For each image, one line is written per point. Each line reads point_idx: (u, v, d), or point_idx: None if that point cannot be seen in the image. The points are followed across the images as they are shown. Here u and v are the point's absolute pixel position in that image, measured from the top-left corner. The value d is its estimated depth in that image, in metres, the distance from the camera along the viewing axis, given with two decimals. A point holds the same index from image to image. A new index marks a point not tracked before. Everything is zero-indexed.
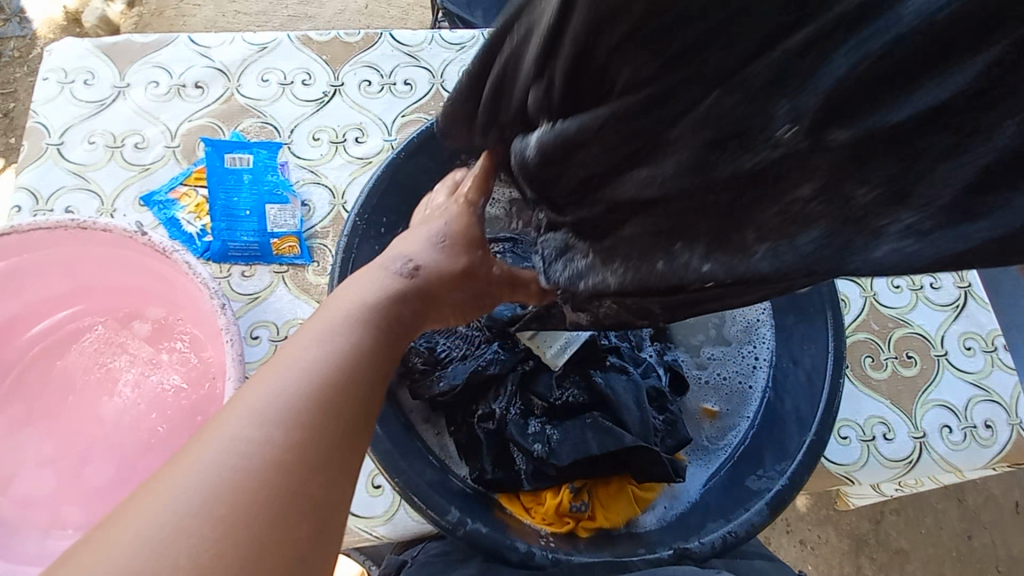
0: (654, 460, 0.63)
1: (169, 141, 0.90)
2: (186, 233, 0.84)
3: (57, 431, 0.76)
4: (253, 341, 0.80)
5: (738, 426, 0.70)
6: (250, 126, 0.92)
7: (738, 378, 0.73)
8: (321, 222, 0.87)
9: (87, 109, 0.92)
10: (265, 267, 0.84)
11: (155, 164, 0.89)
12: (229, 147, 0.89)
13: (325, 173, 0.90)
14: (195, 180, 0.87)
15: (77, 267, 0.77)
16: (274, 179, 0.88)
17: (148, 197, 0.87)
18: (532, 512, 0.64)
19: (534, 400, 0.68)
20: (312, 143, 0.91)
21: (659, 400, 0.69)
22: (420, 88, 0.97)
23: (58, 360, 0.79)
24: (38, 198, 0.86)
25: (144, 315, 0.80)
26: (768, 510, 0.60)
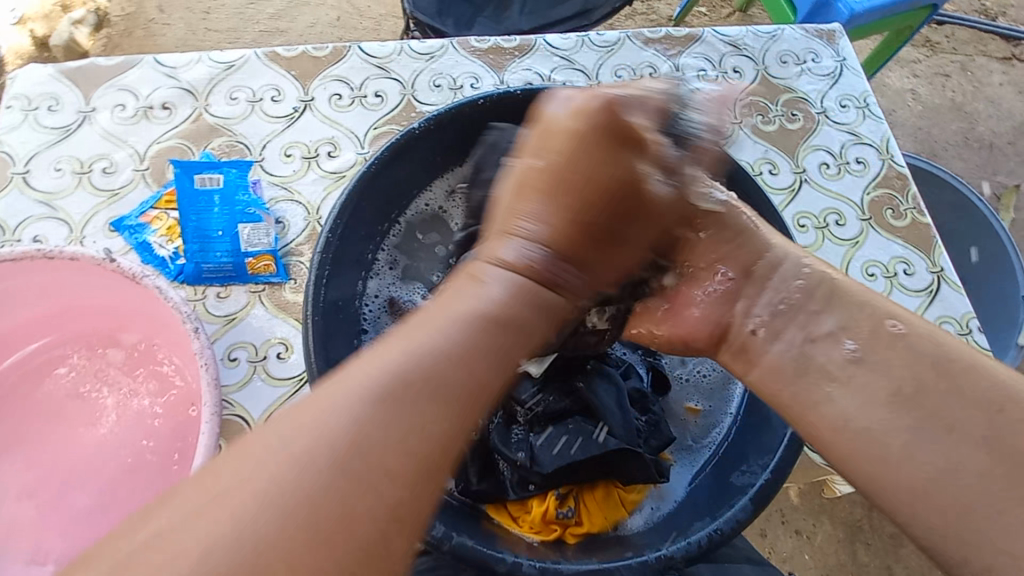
0: (639, 462, 0.64)
1: (138, 164, 0.89)
2: (158, 257, 0.83)
3: (33, 468, 0.74)
4: (231, 363, 0.79)
5: (721, 422, 0.70)
6: (221, 146, 0.91)
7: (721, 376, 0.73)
8: (296, 238, 0.86)
9: (52, 135, 0.90)
10: (241, 287, 0.83)
11: (124, 188, 0.87)
12: (198, 167, 0.87)
13: (298, 189, 0.89)
14: (165, 203, 0.86)
15: (48, 296, 0.76)
16: (246, 197, 0.87)
17: (119, 222, 0.85)
18: (520, 522, 0.63)
19: (515, 407, 0.68)
20: (284, 160, 0.91)
21: (641, 401, 0.70)
22: (391, 100, 0.97)
23: (32, 394, 0.77)
24: (4, 228, 0.84)
25: (119, 343, 0.78)
26: (753, 505, 0.59)
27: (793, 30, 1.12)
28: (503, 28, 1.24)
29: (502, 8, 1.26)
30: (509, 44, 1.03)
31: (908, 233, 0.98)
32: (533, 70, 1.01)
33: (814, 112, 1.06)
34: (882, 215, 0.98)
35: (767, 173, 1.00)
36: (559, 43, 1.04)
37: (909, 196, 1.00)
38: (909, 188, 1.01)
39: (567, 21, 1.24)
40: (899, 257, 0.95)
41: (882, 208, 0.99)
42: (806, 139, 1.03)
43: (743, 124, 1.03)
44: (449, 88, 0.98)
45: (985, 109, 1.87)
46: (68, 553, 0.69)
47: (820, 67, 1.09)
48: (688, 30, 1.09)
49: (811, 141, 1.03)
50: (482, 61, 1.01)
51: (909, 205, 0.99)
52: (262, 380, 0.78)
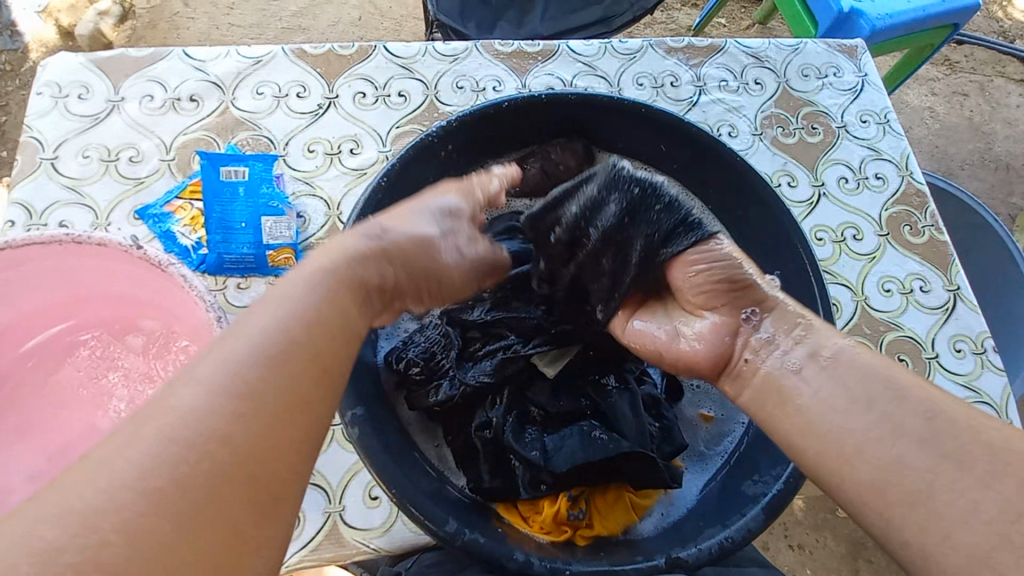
0: (653, 467, 0.64)
1: (164, 154, 0.91)
2: (181, 246, 0.85)
3: (52, 446, 0.75)
4: None
5: (733, 433, 0.71)
6: (246, 139, 0.92)
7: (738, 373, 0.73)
8: (316, 233, 0.88)
9: (81, 122, 0.92)
10: (261, 280, 0.84)
11: (149, 177, 0.89)
12: (223, 159, 0.88)
13: (320, 184, 0.91)
14: (190, 193, 0.88)
15: (76, 279, 0.77)
16: (269, 190, 0.88)
17: (143, 210, 0.87)
18: (530, 522, 0.64)
19: (530, 407, 0.69)
20: (307, 155, 0.92)
21: (655, 406, 0.70)
22: (413, 99, 0.98)
23: (51, 377, 0.78)
24: (31, 212, 0.86)
25: (139, 328, 0.80)
26: (765, 515, 0.59)
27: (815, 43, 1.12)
28: (525, 32, 1.25)
29: (526, 13, 1.27)
30: (533, 49, 1.04)
31: (925, 251, 0.98)
32: (555, 75, 1.02)
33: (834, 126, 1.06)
34: (900, 231, 0.98)
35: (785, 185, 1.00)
36: (582, 49, 1.05)
37: (927, 213, 1.00)
38: (928, 205, 1.01)
39: (590, 28, 1.25)
40: (915, 274, 0.95)
41: (899, 224, 0.99)
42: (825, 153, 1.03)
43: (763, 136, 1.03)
44: (471, 90, 0.99)
45: (1002, 130, 1.86)
46: None
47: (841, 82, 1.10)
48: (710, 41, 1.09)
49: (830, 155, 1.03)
50: (504, 64, 1.02)
51: (927, 223, 0.99)
52: None
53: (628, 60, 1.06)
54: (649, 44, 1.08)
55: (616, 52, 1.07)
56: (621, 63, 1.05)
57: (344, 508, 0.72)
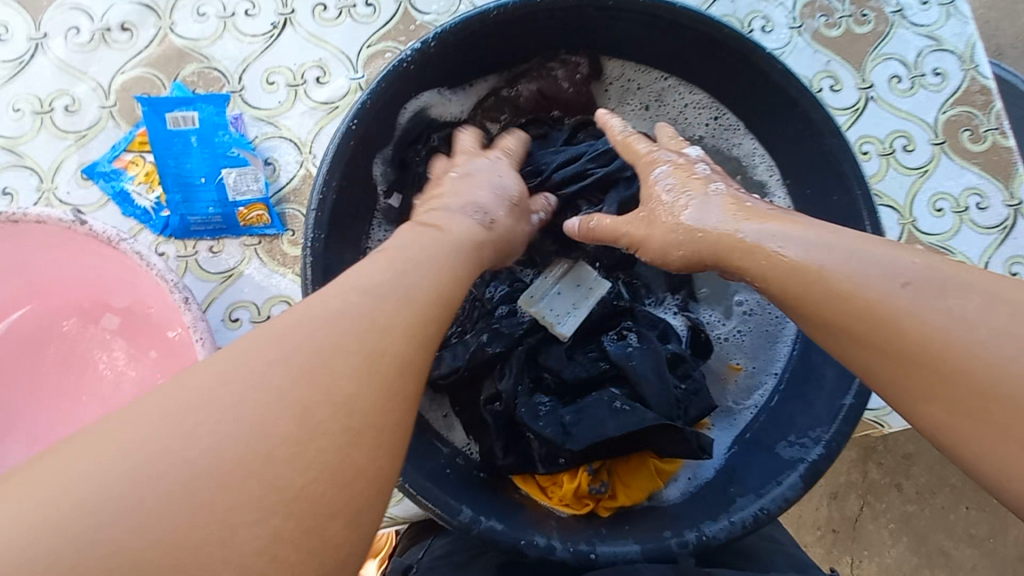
0: (678, 437, 0.58)
1: (103, 100, 0.78)
2: (141, 209, 0.75)
3: (43, 435, 0.71)
4: (233, 324, 0.75)
5: (763, 384, 0.67)
6: (193, 74, 0.79)
7: (769, 173, 0.72)
8: (289, 183, 0.77)
9: (4, 68, 0.79)
10: (234, 240, 0.76)
11: (92, 130, 0.77)
12: (169, 104, 0.76)
13: (286, 124, 0.79)
14: (139, 144, 0.76)
15: (28, 259, 0.68)
16: (228, 137, 0.76)
17: (90, 168, 0.76)
18: (549, 494, 0.60)
19: (544, 373, 0.64)
20: (267, 89, 0.79)
21: (680, 366, 0.64)
22: (385, 9, 0.82)
23: (29, 362, 0.73)
24: None
25: (111, 307, 0.73)
26: (802, 482, 0.55)
27: None
28: None
29: None
30: None
31: (986, 160, 0.85)
32: None
33: (888, 10, 0.88)
34: (958, 137, 0.85)
35: (826, 90, 0.85)
36: None
37: (992, 113, 0.86)
38: (994, 104, 0.86)
39: None
40: (971, 190, 0.83)
41: (958, 129, 0.85)
42: (875, 47, 0.87)
43: (803, 29, 0.87)
44: None
45: None
46: None
47: None
48: None
49: (880, 48, 0.87)
50: None
51: (991, 126, 0.85)
52: None
53: None
54: None
55: None
56: None
57: None
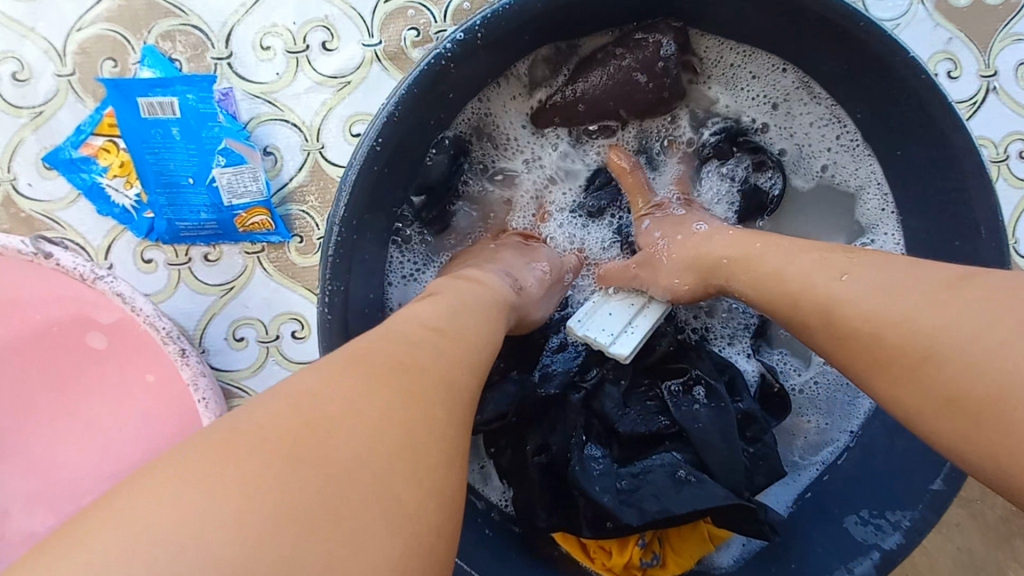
0: (749, 516, 0.50)
1: (59, 66, 0.63)
2: (119, 207, 0.63)
3: (36, 463, 0.63)
4: (238, 343, 0.66)
5: (835, 444, 0.59)
6: (168, 34, 0.63)
7: (881, 208, 0.58)
8: (294, 179, 0.65)
9: None
10: (233, 247, 0.65)
11: (48, 104, 0.63)
12: (141, 86, 0.62)
13: (286, 103, 0.64)
14: (109, 128, 0.63)
15: None
16: (218, 124, 0.63)
17: (53, 155, 0.63)
18: (593, 558, 0.53)
19: (592, 420, 0.56)
20: (261, 57, 0.64)
21: (752, 425, 0.54)
22: None
23: (10, 383, 0.62)
24: None
25: (96, 323, 0.62)
26: (876, 573, 0.49)
27: None
28: None
29: None
30: None
31: None
32: None
33: None
34: None
35: (941, 78, 0.70)
36: None
37: None
38: None
39: None
40: None
41: None
42: (1007, 23, 0.71)
43: None
44: None
45: None
46: None
47: None
48: None
49: (1013, 26, 0.71)
50: None
51: None
52: (277, 364, 0.66)
53: None
54: None
55: None
56: None
57: None
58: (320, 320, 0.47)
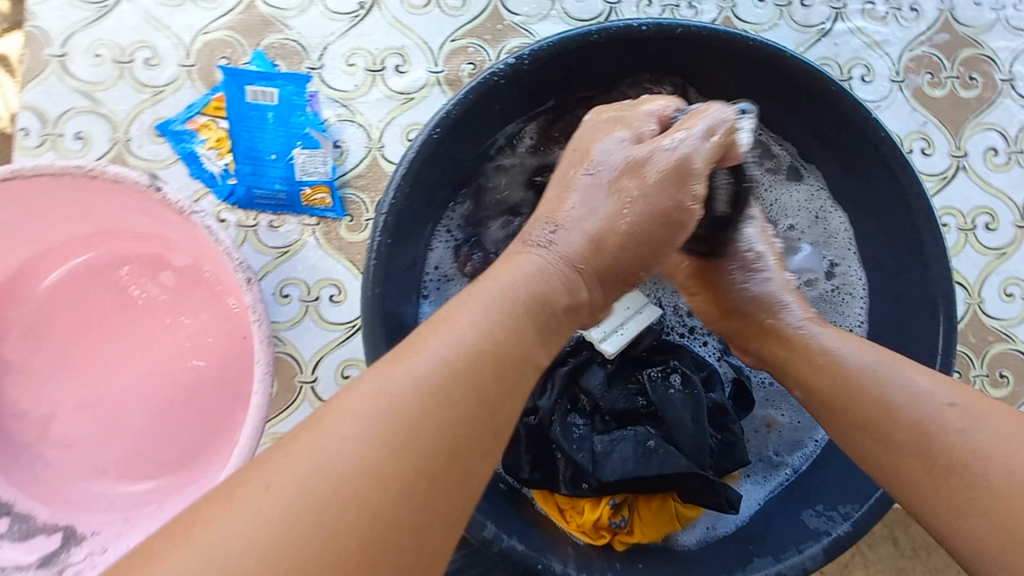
0: (706, 486, 0.57)
1: (183, 58, 0.78)
2: (207, 173, 0.76)
3: (93, 378, 0.74)
4: (283, 299, 0.76)
5: (806, 449, 0.65)
6: (275, 43, 0.78)
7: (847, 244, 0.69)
8: (355, 168, 0.77)
9: (88, 11, 0.78)
10: (294, 218, 0.76)
11: (169, 86, 0.77)
12: (249, 76, 0.75)
13: (359, 108, 0.78)
14: (214, 109, 0.76)
15: (96, 210, 0.69)
16: (303, 116, 0.76)
17: (164, 125, 0.77)
18: (568, 518, 0.61)
19: (580, 396, 0.63)
20: (345, 71, 0.78)
21: (721, 416, 0.62)
22: (475, 4, 0.80)
23: (87, 308, 0.74)
24: (44, 119, 0.77)
25: (169, 264, 0.74)
26: (824, 556, 0.53)
27: None
28: None
29: None
30: None
31: None
32: None
33: (997, 78, 0.84)
34: None
35: (917, 152, 0.81)
36: None
37: None
38: None
39: None
40: None
41: None
42: (977, 114, 0.83)
43: (905, 84, 0.82)
44: None
45: None
46: (130, 466, 0.72)
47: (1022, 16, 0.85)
48: None
49: (983, 117, 0.83)
50: None
51: None
52: (313, 322, 0.76)
53: None
54: None
55: None
56: None
57: None
58: (366, 272, 0.55)
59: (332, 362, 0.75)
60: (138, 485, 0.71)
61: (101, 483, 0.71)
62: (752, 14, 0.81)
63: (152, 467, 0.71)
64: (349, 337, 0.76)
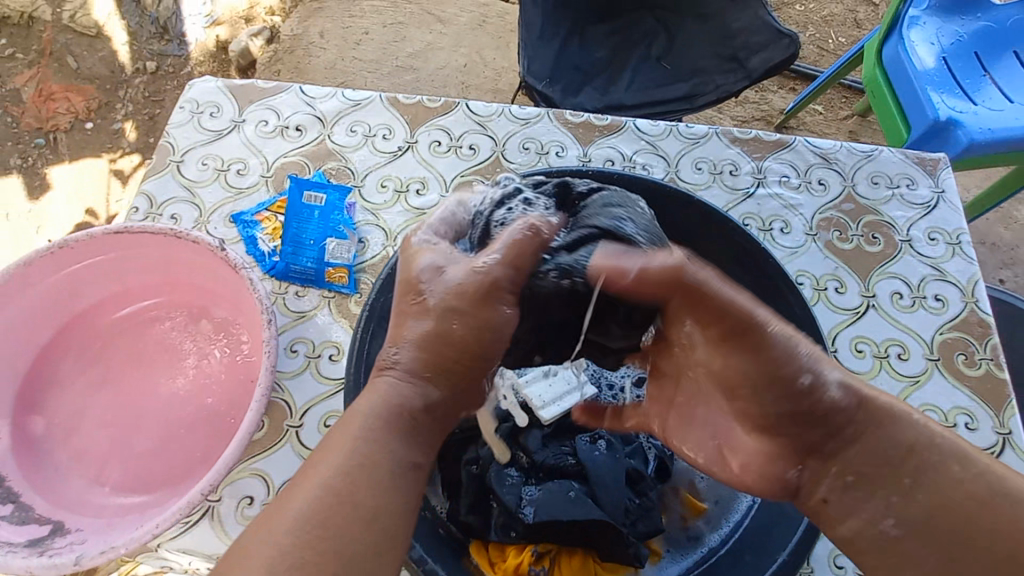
0: (618, 540, 0.65)
1: (264, 172, 1.06)
2: (260, 251, 0.98)
3: (119, 401, 0.87)
4: (291, 354, 0.91)
5: (720, 528, 0.72)
6: (333, 168, 1.06)
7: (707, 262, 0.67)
8: (371, 259, 0.98)
9: (207, 136, 1.10)
10: (316, 291, 0.96)
11: (249, 189, 1.04)
12: (309, 184, 1.01)
13: (384, 217, 1.02)
14: (277, 208, 1.02)
15: (170, 265, 0.90)
16: (340, 217, 1.00)
17: (237, 215, 1.02)
18: (495, 567, 0.65)
19: (519, 453, 0.73)
20: (379, 190, 1.04)
21: (639, 482, 0.71)
22: (482, 153, 1.08)
23: (134, 342, 0.91)
24: (152, 202, 1.03)
25: (210, 314, 0.92)
26: None
27: (891, 153, 1.11)
28: (608, 98, 1.53)
29: (611, 85, 1.56)
30: (601, 122, 1.11)
31: (978, 385, 0.92)
32: (616, 149, 1.08)
33: (898, 239, 1.03)
34: (953, 359, 0.93)
35: (831, 290, 0.98)
36: (648, 128, 1.11)
37: (987, 345, 0.94)
38: (990, 338, 0.95)
39: (675, 103, 1.52)
40: (961, 408, 0.89)
41: (953, 352, 0.94)
42: (883, 265, 1.00)
43: (817, 237, 1.02)
44: (536, 152, 1.08)
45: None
46: (125, 482, 0.81)
47: (914, 195, 1.07)
48: (778, 137, 1.11)
49: (887, 267, 1.00)
50: (571, 133, 1.10)
51: (985, 355, 0.93)
52: (312, 375, 0.90)
53: (691, 144, 1.10)
54: (714, 132, 1.11)
55: (681, 134, 1.11)
56: (683, 146, 1.09)
57: None
58: (359, 319, 0.75)
59: (319, 410, 0.87)
60: (126, 499, 0.79)
61: (96, 492, 0.80)
62: (692, 177, 1.06)
63: (143, 484, 0.81)
64: (338, 391, 0.89)
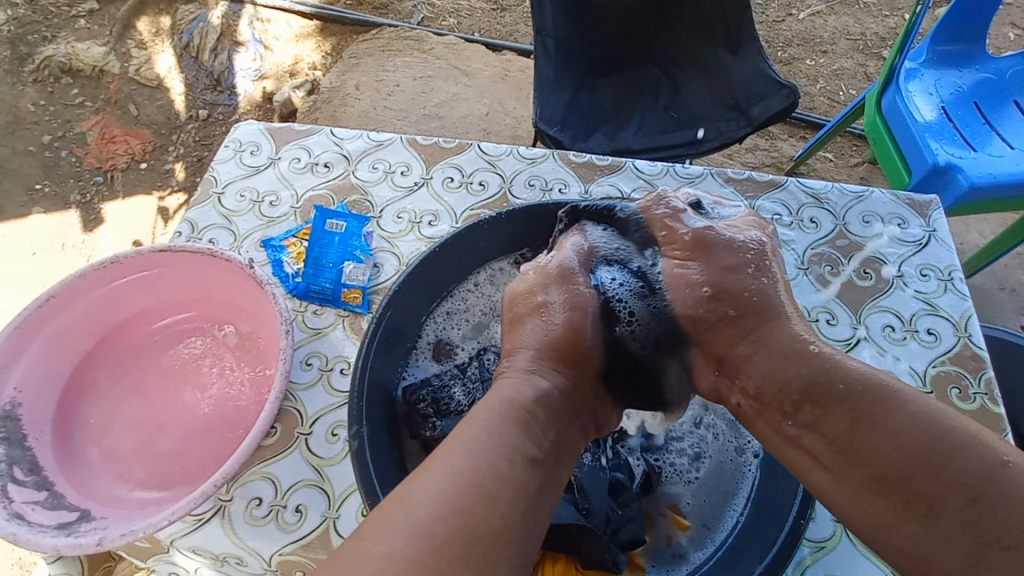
0: (598, 545, 0.69)
1: (294, 203, 1.17)
2: (284, 273, 1.08)
3: (150, 404, 0.96)
4: (305, 367, 0.99)
5: (704, 545, 0.74)
6: (354, 200, 1.17)
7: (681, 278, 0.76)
8: (384, 282, 1.07)
9: (246, 171, 1.22)
10: (332, 310, 1.04)
11: (279, 218, 1.15)
12: (332, 214, 1.12)
13: (398, 244, 1.11)
14: (303, 234, 1.12)
15: (204, 282, 1.00)
16: (359, 243, 1.10)
17: (267, 241, 1.12)
18: None
19: None
20: (395, 220, 1.14)
21: (622, 493, 0.75)
22: (491, 189, 1.17)
23: (166, 351, 1.00)
24: (193, 228, 1.15)
25: (236, 327, 1.01)
26: None
27: (882, 193, 1.16)
28: (616, 143, 1.63)
29: (619, 129, 1.68)
30: (602, 162, 1.20)
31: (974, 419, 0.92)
32: (615, 187, 1.16)
33: (889, 274, 1.06)
34: (946, 392, 0.94)
35: (822, 321, 1.01)
36: (646, 168, 1.19)
37: (982, 379, 0.95)
38: (984, 372, 0.96)
39: (680, 148, 1.62)
40: None
41: (947, 385, 0.95)
42: (874, 299, 1.03)
43: (808, 271, 1.06)
44: (540, 188, 1.17)
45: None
46: (148, 479, 0.88)
47: (905, 233, 1.11)
48: (770, 177, 1.17)
49: (878, 301, 1.03)
50: (574, 172, 1.19)
51: (979, 389, 0.94)
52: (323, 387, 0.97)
53: (687, 183, 1.17)
54: (709, 172, 1.18)
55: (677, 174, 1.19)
56: (678, 184, 1.17)
57: (336, 517, 0.86)
58: (370, 334, 0.81)
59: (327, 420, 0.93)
60: (148, 494, 0.86)
61: (122, 488, 0.87)
62: None
63: (164, 481, 0.88)
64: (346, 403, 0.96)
